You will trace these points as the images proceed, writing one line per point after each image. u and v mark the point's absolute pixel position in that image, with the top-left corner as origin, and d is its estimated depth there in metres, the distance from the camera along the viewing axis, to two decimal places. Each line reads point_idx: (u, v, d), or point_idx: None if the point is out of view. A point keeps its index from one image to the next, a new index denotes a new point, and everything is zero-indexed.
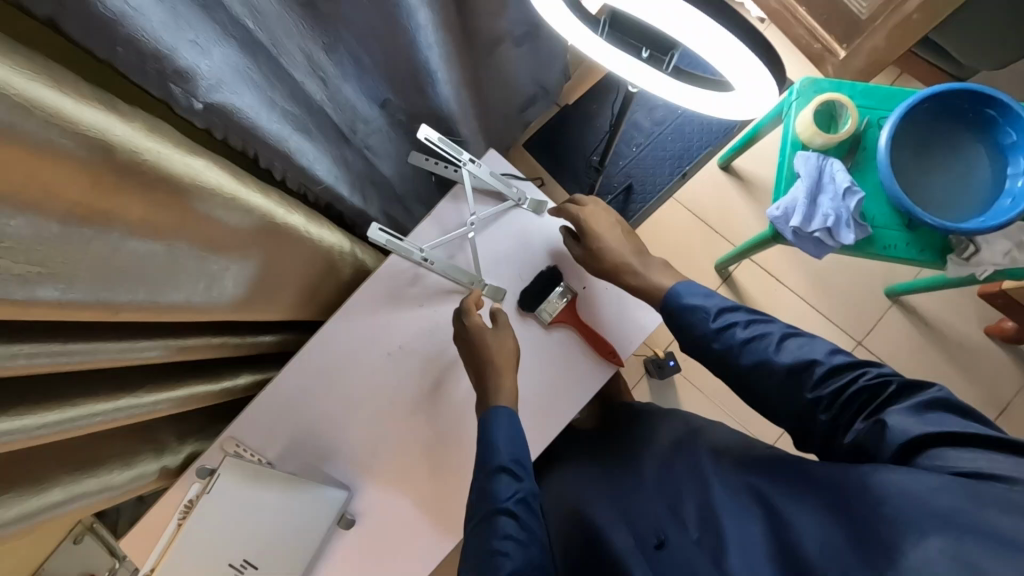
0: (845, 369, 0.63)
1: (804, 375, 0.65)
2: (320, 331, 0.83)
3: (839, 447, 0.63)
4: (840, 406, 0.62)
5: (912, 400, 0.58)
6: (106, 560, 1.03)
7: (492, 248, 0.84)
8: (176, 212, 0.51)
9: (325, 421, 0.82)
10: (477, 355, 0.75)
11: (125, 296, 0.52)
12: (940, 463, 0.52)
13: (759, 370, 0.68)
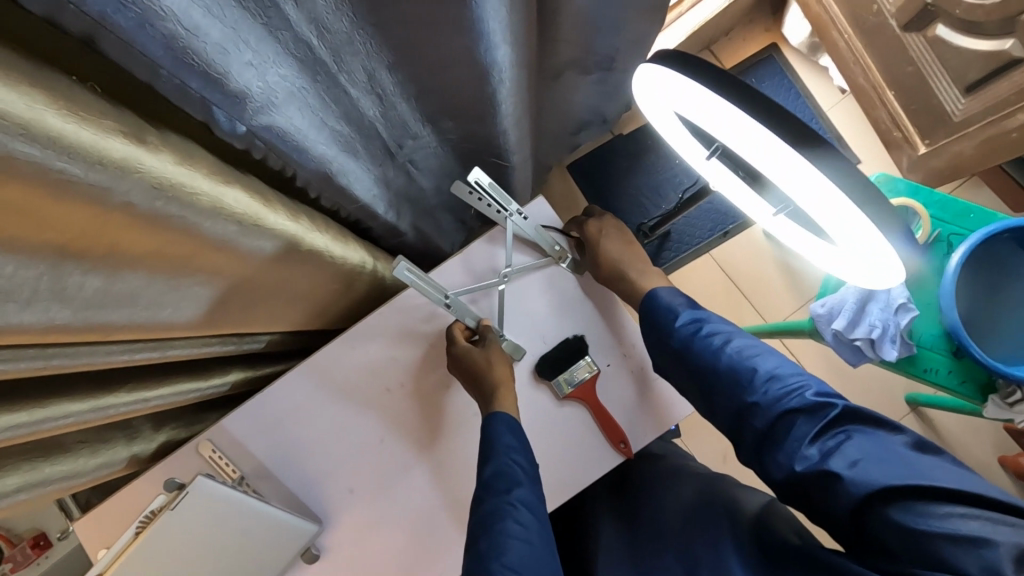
0: (791, 384, 0.64)
1: (755, 385, 0.66)
2: (327, 350, 0.78)
3: (783, 465, 0.62)
4: (789, 423, 0.63)
5: (860, 429, 0.60)
6: (59, 520, 0.99)
7: (520, 303, 0.80)
8: (195, 243, 0.45)
9: (310, 446, 0.78)
10: (473, 372, 0.74)
11: (119, 320, 0.46)
12: (917, 519, 0.53)
13: (714, 371, 0.69)
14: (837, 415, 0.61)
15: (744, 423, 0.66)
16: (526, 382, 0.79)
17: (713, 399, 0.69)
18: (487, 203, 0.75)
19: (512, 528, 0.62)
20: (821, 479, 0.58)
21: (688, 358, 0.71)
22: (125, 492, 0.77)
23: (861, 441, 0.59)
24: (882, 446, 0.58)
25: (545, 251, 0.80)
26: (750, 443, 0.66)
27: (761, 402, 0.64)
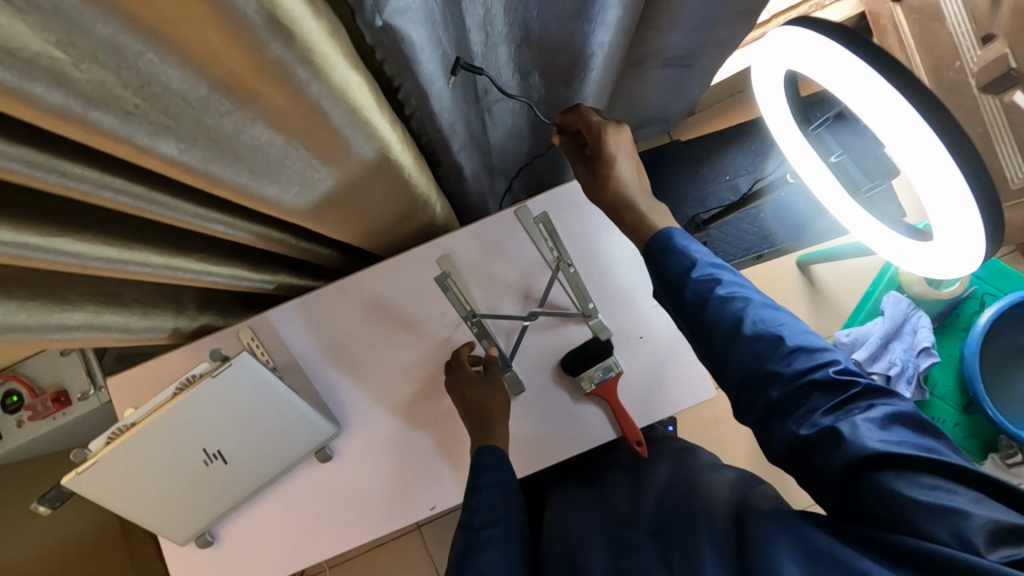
0: (818, 358, 0.64)
1: (777, 355, 0.65)
2: (375, 266, 0.80)
3: (788, 432, 0.63)
4: (807, 394, 0.63)
5: (873, 407, 0.61)
6: (83, 381, 1.03)
7: (537, 340, 0.80)
8: (314, 116, 0.49)
9: (342, 354, 0.81)
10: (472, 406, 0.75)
11: (229, 175, 0.50)
12: (909, 487, 0.56)
13: (736, 333, 0.67)
14: (851, 391, 0.62)
15: (757, 385, 0.65)
16: (547, 378, 0.80)
17: (725, 356, 0.67)
18: (538, 231, 0.80)
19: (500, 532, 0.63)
20: (823, 440, 0.60)
21: (706, 311, 0.69)
22: (166, 359, 0.82)
23: (874, 413, 0.60)
24: (888, 420, 0.60)
25: (577, 305, 0.80)
26: (759, 405, 0.66)
27: (782, 374, 0.64)
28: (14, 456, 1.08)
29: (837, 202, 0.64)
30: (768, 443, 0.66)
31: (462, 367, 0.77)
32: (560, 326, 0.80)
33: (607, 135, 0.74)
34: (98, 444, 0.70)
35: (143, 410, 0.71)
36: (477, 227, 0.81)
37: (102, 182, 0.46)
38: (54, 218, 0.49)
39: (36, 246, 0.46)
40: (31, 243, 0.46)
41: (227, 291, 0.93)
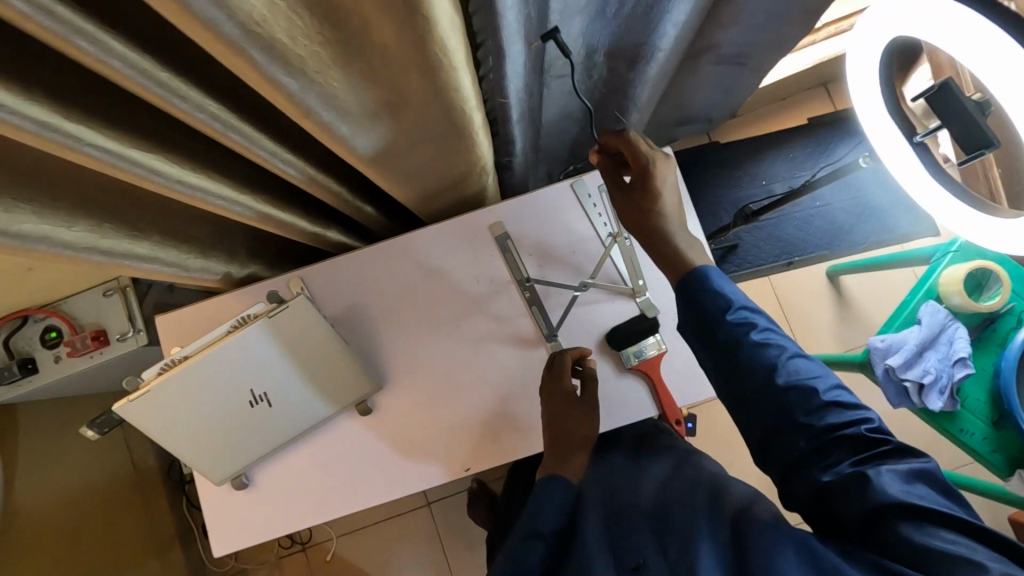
0: (851, 415, 0.66)
1: (810, 411, 0.66)
2: (428, 227, 0.81)
3: (813, 479, 0.66)
4: (839, 445, 0.65)
5: (899, 464, 0.64)
6: (122, 323, 1.03)
7: (584, 313, 0.81)
8: (410, 57, 0.49)
9: (388, 312, 0.81)
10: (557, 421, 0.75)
11: (319, 109, 0.50)
12: (927, 537, 0.58)
13: (770, 384, 0.68)
14: (879, 447, 0.65)
15: (788, 431, 0.67)
16: (590, 350, 0.80)
17: (756, 404, 0.69)
18: (591, 204, 0.81)
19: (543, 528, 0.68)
20: (847, 486, 0.63)
21: (741, 358, 0.70)
22: (216, 302, 0.83)
23: (899, 469, 0.63)
24: (912, 476, 0.63)
25: (625, 281, 0.81)
26: (789, 450, 0.67)
27: (814, 427, 0.66)
28: (46, 393, 1.10)
29: (925, 192, 0.61)
30: (791, 484, 0.68)
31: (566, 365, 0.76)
32: (609, 300, 0.80)
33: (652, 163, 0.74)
34: (150, 373, 0.71)
35: (196, 345, 0.72)
36: (533, 197, 0.82)
37: (201, 102, 0.46)
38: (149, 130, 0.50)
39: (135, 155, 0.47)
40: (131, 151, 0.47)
41: (274, 244, 0.94)
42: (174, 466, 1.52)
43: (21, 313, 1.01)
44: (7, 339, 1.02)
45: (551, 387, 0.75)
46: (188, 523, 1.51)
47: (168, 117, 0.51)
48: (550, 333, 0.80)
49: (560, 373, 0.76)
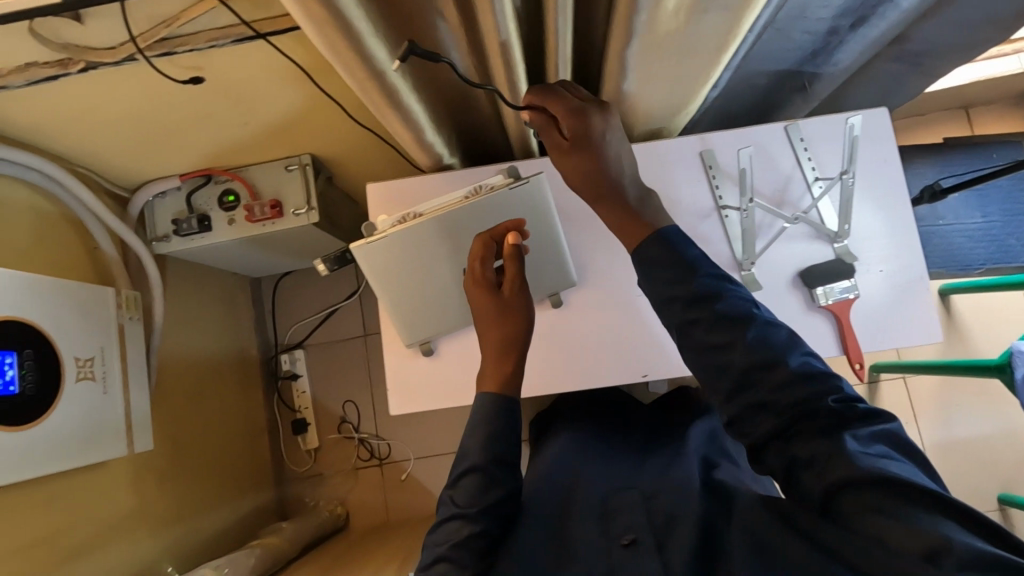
0: (821, 385, 0.56)
1: (773, 384, 0.56)
2: (642, 144, 0.85)
3: (781, 453, 0.56)
4: (802, 423, 0.56)
5: (870, 431, 0.54)
6: (297, 199, 1.07)
7: (779, 250, 0.82)
8: None
9: (589, 218, 0.85)
10: (493, 322, 0.71)
11: None
12: (897, 514, 0.49)
13: (733, 353, 0.58)
14: (845, 413, 0.55)
15: (751, 407, 0.57)
16: (781, 284, 0.82)
17: (719, 379, 0.59)
18: (802, 148, 0.84)
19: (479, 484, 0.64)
20: (814, 457, 0.54)
21: (700, 327, 0.60)
22: (428, 180, 0.87)
23: (868, 437, 0.54)
24: (874, 439, 0.54)
25: (829, 224, 0.82)
26: (753, 428, 0.57)
27: (778, 401, 0.56)
28: (207, 254, 1.15)
29: None
30: (758, 459, 0.59)
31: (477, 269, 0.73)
32: (809, 241, 0.82)
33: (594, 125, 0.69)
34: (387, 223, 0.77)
35: (432, 203, 0.78)
36: (748, 133, 0.85)
37: None
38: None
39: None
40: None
41: (469, 144, 0.97)
42: (275, 361, 1.58)
43: (206, 171, 1.06)
44: (189, 194, 1.07)
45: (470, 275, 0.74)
46: (275, 416, 1.56)
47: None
48: (747, 261, 0.82)
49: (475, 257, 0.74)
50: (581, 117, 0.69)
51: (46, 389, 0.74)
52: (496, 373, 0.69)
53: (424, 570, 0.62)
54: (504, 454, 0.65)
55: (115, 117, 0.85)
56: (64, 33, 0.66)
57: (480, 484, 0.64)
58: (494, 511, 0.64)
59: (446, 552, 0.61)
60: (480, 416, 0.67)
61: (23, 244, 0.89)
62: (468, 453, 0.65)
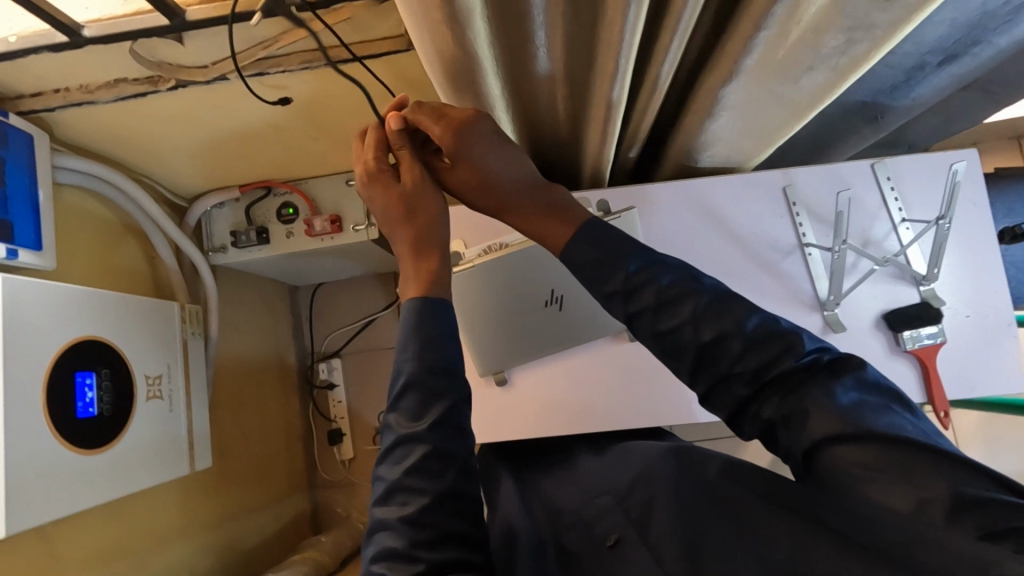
0: (782, 344, 0.52)
1: (734, 356, 0.53)
2: (723, 179, 0.83)
3: (756, 420, 0.52)
4: (772, 385, 0.51)
5: (842, 379, 0.49)
6: (356, 214, 1.06)
7: (863, 292, 0.81)
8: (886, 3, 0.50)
9: (668, 252, 0.83)
10: (412, 228, 0.68)
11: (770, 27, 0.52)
12: (877, 466, 0.42)
13: (684, 331, 0.56)
14: (813, 365, 0.50)
15: (720, 379, 0.54)
16: (864, 326, 0.80)
17: (677, 362, 0.57)
18: (888, 188, 0.82)
19: (424, 405, 0.57)
20: (784, 418, 0.49)
21: (648, 314, 0.59)
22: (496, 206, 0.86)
23: (841, 387, 0.48)
24: (849, 389, 0.48)
25: (916, 267, 0.80)
26: (725, 404, 0.54)
27: (741, 370, 0.53)
28: (261, 265, 1.13)
29: None
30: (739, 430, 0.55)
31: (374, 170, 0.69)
32: (894, 283, 0.80)
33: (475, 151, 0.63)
34: (474, 253, 0.74)
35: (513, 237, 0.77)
36: (830, 171, 0.83)
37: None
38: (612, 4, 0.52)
39: (633, 16, 0.49)
40: (625, 13, 0.48)
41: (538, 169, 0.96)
42: (311, 369, 1.56)
43: (265, 183, 1.04)
44: (249, 206, 1.06)
45: (365, 172, 0.70)
46: (310, 425, 1.54)
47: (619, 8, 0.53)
48: (830, 304, 0.80)
49: (370, 154, 0.70)
50: (453, 142, 0.62)
51: (122, 408, 0.73)
52: (417, 280, 0.64)
53: (381, 502, 0.55)
54: (444, 361, 0.59)
55: (189, 133, 0.83)
56: (160, 52, 0.64)
57: (423, 400, 0.58)
58: (446, 423, 0.57)
59: (400, 480, 0.55)
60: (416, 321, 0.61)
61: (89, 253, 0.87)
62: (405, 366, 0.59)
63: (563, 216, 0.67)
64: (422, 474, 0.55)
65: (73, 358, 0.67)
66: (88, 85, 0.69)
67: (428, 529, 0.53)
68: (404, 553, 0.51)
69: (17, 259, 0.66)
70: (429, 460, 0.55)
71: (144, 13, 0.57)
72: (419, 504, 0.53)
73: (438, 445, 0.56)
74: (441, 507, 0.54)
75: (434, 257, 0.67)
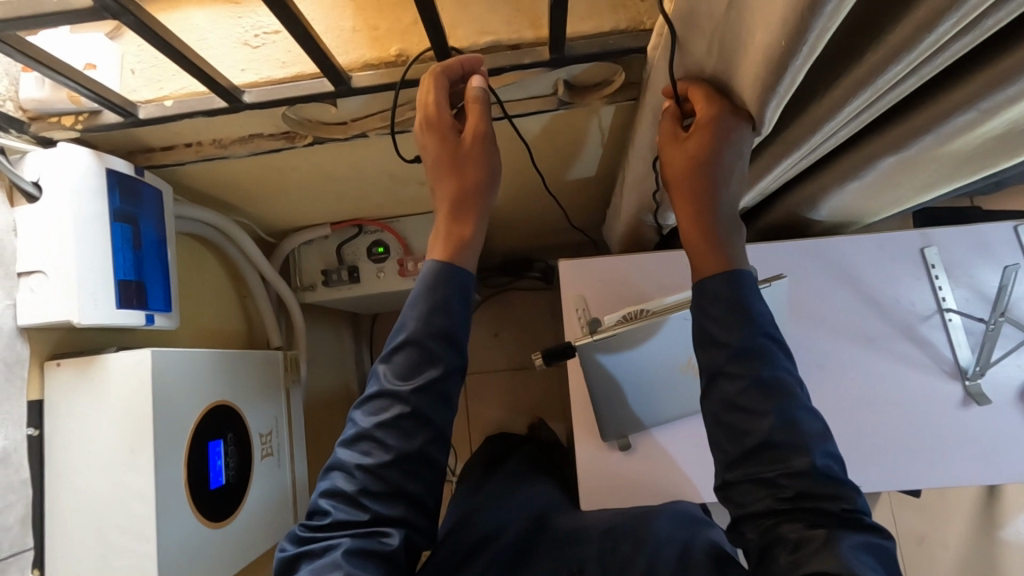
0: (835, 481, 0.47)
1: (784, 468, 0.47)
2: (854, 236, 0.81)
3: (767, 528, 0.47)
4: (804, 511, 0.46)
5: (868, 544, 0.45)
6: None
7: (1008, 361, 0.77)
8: None
9: (798, 311, 0.80)
10: (455, 182, 0.57)
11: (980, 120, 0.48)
12: None
13: (763, 420, 0.48)
14: (852, 517, 0.46)
15: (749, 478, 0.48)
16: (1007, 397, 0.77)
17: (730, 442, 0.49)
18: None
19: (407, 369, 0.53)
20: (798, 548, 0.45)
21: (737, 384, 0.49)
22: (621, 257, 0.79)
23: (864, 548, 0.44)
24: (872, 557, 0.44)
25: None
26: (746, 502, 0.48)
27: (783, 481, 0.47)
28: (345, 301, 1.10)
29: None
30: (740, 533, 0.50)
31: (442, 106, 0.54)
32: None
33: (727, 144, 0.49)
34: (612, 321, 0.72)
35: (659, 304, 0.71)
36: (970, 230, 0.80)
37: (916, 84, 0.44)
38: (827, 80, 0.48)
39: (862, 98, 0.44)
40: (852, 94, 0.44)
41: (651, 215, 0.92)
42: None
43: (357, 221, 1.01)
44: (339, 245, 1.03)
45: (423, 115, 0.55)
46: None
47: (819, 88, 0.49)
48: (972, 373, 0.76)
49: (431, 95, 0.54)
50: (705, 121, 0.49)
51: (243, 473, 0.72)
52: (445, 245, 0.57)
53: (347, 444, 0.53)
54: (447, 327, 0.53)
55: (300, 181, 0.80)
56: (308, 111, 0.62)
57: (415, 361, 0.53)
58: (432, 389, 0.52)
59: (371, 430, 0.52)
60: (426, 285, 0.55)
61: (194, 300, 0.85)
62: (405, 323, 0.54)
63: (724, 247, 0.53)
64: (391, 433, 0.52)
65: (207, 426, 0.65)
66: (222, 140, 0.66)
67: (382, 482, 0.51)
68: (354, 498, 0.51)
69: (153, 324, 0.65)
70: (394, 419, 0.52)
71: (308, 78, 0.55)
72: (381, 458, 0.51)
73: (412, 410, 0.52)
74: (400, 468, 0.51)
75: (470, 225, 0.58)
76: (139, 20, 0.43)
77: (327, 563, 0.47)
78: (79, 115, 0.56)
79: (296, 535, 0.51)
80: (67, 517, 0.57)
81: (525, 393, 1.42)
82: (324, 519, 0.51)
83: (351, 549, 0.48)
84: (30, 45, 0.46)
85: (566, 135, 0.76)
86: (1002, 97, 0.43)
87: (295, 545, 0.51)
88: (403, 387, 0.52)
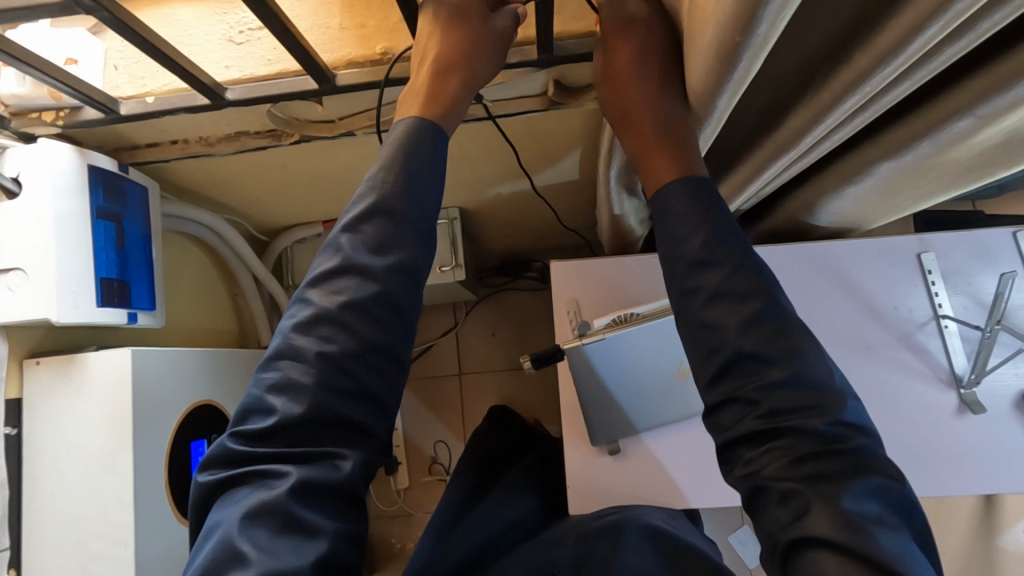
0: (808, 399, 0.43)
1: (761, 382, 0.44)
2: (848, 241, 0.80)
3: (750, 453, 0.45)
4: (784, 432, 0.43)
5: (861, 472, 0.41)
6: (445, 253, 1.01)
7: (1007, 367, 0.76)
8: None
9: None
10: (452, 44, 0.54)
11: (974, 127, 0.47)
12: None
13: (727, 330, 0.45)
14: (841, 449, 0.42)
15: (731, 397, 0.46)
16: (1004, 405, 0.75)
17: (702, 362, 0.47)
18: None
19: (372, 242, 0.48)
20: (779, 478, 0.42)
21: (700, 297, 0.47)
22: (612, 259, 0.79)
23: (849, 472, 0.41)
24: (860, 479, 0.41)
25: None
26: (729, 425, 0.46)
27: (761, 402, 0.44)
28: None
29: None
30: (728, 466, 0.47)
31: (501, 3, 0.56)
32: None
33: None
34: (601, 325, 0.73)
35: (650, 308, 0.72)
36: (968, 236, 0.79)
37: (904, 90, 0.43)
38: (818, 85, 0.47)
39: (847, 103, 0.44)
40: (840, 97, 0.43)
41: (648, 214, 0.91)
42: None
43: None
44: None
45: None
46: None
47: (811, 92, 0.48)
48: (970, 381, 0.75)
49: None
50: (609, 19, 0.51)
51: None
52: (425, 102, 0.52)
53: (303, 328, 0.47)
54: (420, 203, 0.50)
55: (290, 179, 0.79)
56: (293, 110, 0.61)
57: (385, 234, 0.49)
58: (402, 270, 0.49)
59: (333, 312, 0.47)
60: (400, 146, 0.50)
61: (183, 299, 0.85)
62: (375, 189, 0.49)
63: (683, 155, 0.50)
64: (356, 319, 0.47)
65: (190, 427, 0.65)
66: (208, 138, 0.65)
67: (345, 373, 0.46)
68: (308, 390, 0.45)
69: (135, 322, 0.65)
70: (359, 301, 0.47)
71: (292, 75, 0.54)
72: (344, 344, 0.46)
73: (380, 290, 0.48)
74: (363, 360, 0.47)
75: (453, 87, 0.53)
76: (114, 17, 0.42)
77: (267, 505, 0.43)
78: (59, 111, 0.56)
79: (226, 450, 0.45)
80: (46, 516, 0.56)
81: (521, 393, 1.41)
82: (260, 425, 0.45)
83: (303, 476, 0.43)
84: (6, 42, 0.45)
85: (560, 135, 0.75)
86: (1001, 105, 0.42)
87: (226, 468, 0.45)
88: (370, 264, 0.48)
